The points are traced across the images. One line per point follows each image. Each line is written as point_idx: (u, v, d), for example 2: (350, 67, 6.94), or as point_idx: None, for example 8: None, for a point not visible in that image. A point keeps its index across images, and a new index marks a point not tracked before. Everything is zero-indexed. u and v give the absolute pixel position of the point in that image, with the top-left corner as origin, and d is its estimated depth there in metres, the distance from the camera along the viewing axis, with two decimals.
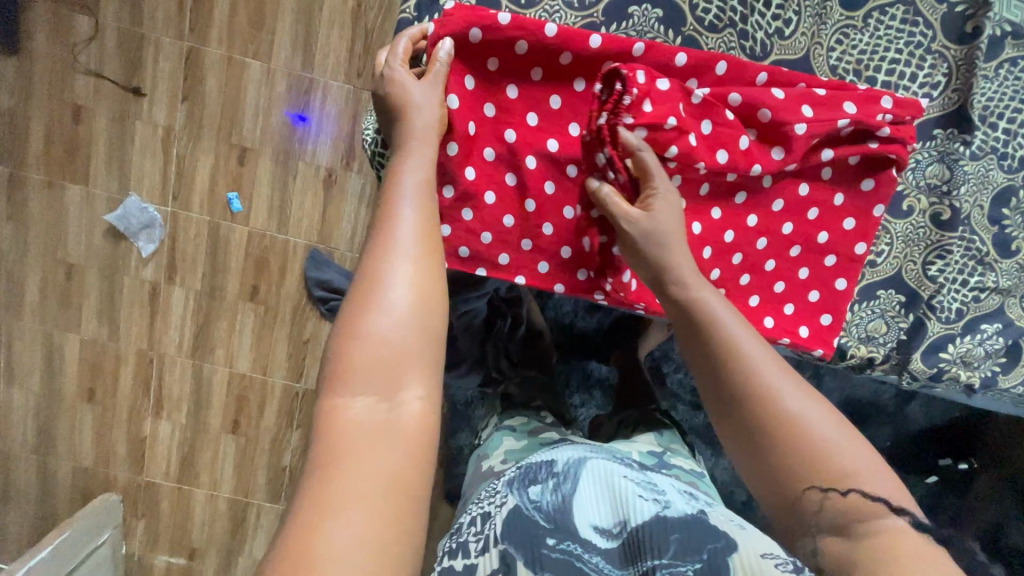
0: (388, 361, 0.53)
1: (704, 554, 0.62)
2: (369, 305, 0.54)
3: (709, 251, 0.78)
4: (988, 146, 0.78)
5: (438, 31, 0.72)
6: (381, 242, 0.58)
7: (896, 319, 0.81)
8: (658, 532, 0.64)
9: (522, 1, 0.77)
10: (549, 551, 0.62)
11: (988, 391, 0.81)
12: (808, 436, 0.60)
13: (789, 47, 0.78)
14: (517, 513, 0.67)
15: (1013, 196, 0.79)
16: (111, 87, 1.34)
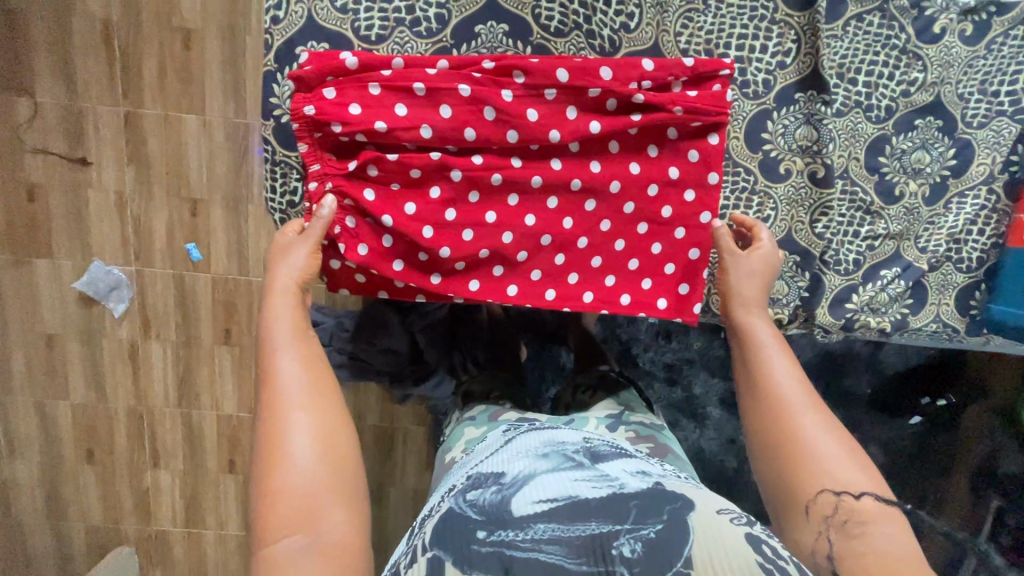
0: (303, 502, 0.63)
1: (664, 514, 0.63)
2: (276, 459, 0.65)
3: (583, 242, 0.86)
4: (850, 101, 0.81)
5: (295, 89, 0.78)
6: (270, 401, 0.70)
7: (795, 280, 0.84)
8: (615, 505, 0.64)
9: (373, 37, 0.82)
10: (480, 544, 0.62)
11: (902, 332, 0.84)
12: (806, 450, 0.68)
13: (636, 39, 0.81)
14: (452, 514, 0.67)
15: (887, 144, 0.81)
16: (59, 162, 1.40)
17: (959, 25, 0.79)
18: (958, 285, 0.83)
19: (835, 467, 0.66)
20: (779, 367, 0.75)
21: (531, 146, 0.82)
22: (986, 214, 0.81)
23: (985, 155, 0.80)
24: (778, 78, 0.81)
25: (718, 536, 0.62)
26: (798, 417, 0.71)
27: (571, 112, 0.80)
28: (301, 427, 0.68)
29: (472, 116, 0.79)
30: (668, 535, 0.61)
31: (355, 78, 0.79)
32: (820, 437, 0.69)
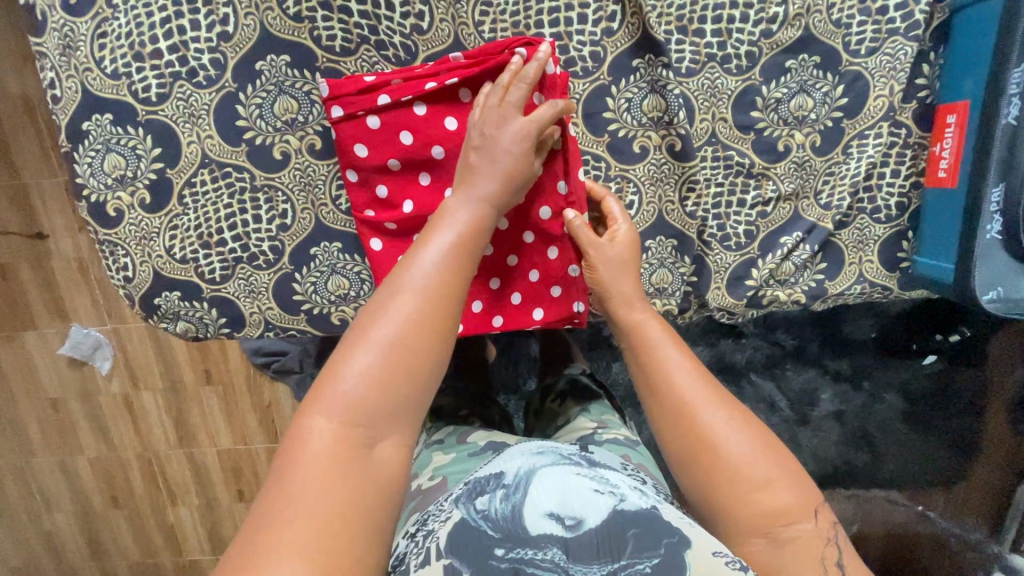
0: (362, 414, 0.52)
1: (663, 547, 0.55)
2: (340, 359, 0.54)
3: (512, 258, 0.73)
4: (701, 55, 0.68)
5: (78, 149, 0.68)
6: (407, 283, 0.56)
7: (679, 266, 0.74)
8: (621, 529, 0.56)
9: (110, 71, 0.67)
10: (497, 561, 0.54)
11: (823, 300, 0.75)
12: (720, 460, 0.61)
13: (434, 39, 0.70)
14: (463, 526, 0.58)
15: (757, 95, 0.69)
16: (19, 239, 1.46)
17: None
18: (880, 237, 0.74)
19: (766, 481, 0.60)
20: (680, 372, 0.66)
21: (426, 164, 0.70)
22: (898, 152, 0.72)
23: (881, 84, 0.69)
24: (607, 48, 0.69)
25: (719, 574, 0.55)
26: (710, 421, 0.63)
27: (448, 123, 0.68)
28: (386, 345, 0.54)
29: (379, 146, 0.69)
30: (669, 572, 0.54)
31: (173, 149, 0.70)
32: (732, 437, 0.62)
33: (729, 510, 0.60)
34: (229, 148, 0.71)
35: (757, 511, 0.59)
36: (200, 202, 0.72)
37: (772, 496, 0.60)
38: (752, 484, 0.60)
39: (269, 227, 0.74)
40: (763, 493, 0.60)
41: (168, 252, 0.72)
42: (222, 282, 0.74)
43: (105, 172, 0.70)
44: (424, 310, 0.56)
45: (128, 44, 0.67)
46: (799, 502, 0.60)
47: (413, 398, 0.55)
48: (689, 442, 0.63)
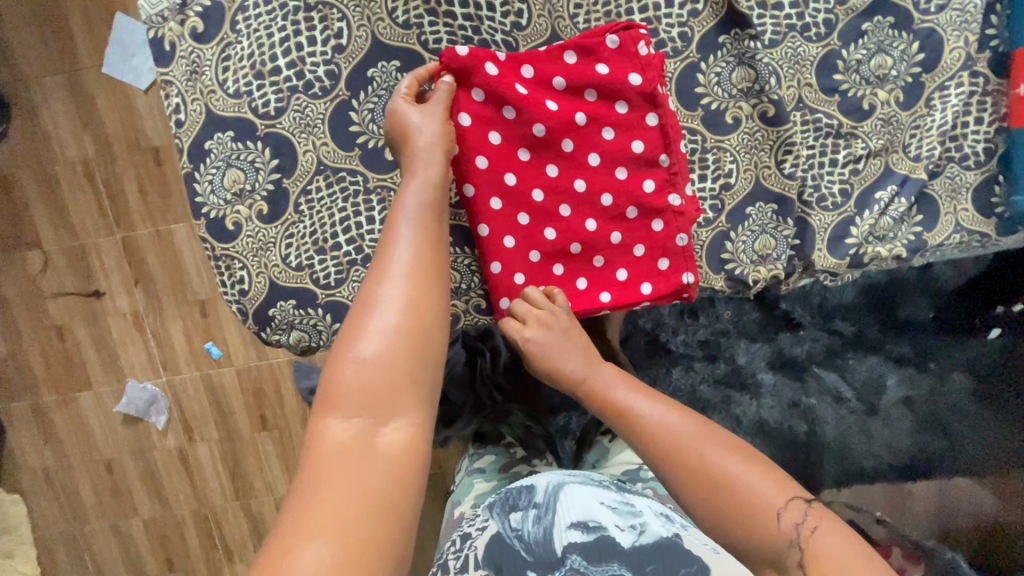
0: (374, 389, 0.53)
1: (681, 574, 0.66)
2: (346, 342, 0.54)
3: (614, 236, 0.67)
4: (782, 26, 0.64)
5: (195, 165, 0.63)
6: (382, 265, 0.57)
7: (780, 230, 0.69)
8: (638, 553, 0.68)
9: (229, 90, 0.61)
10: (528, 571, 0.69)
11: (922, 254, 0.71)
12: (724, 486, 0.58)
13: (532, 34, 0.63)
14: (497, 538, 0.73)
15: (838, 59, 0.65)
16: (77, 299, 1.48)
17: None
18: (972, 184, 0.69)
19: (760, 497, 0.57)
20: (651, 416, 0.64)
21: (529, 141, 0.64)
22: (979, 99, 0.67)
23: (959, 36, 0.65)
24: (695, 28, 0.64)
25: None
26: (696, 451, 0.61)
27: (550, 102, 0.63)
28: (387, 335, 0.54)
29: (481, 126, 0.62)
30: None
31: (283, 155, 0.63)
32: (721, 462, 0.59)
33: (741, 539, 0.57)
34: (344, 153, 0.63)
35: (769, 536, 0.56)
36: (317, 208, 0.64)
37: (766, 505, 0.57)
38: (747, 506, 0.57)
39: (385, 228, 0.65)
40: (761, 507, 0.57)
41: (283, 261, 0.65)
42: (335, 288, 0.66)
43: (224, 186, 0.63)
44: (436, 188, 0.60)
45: (249, 65, 0.61)
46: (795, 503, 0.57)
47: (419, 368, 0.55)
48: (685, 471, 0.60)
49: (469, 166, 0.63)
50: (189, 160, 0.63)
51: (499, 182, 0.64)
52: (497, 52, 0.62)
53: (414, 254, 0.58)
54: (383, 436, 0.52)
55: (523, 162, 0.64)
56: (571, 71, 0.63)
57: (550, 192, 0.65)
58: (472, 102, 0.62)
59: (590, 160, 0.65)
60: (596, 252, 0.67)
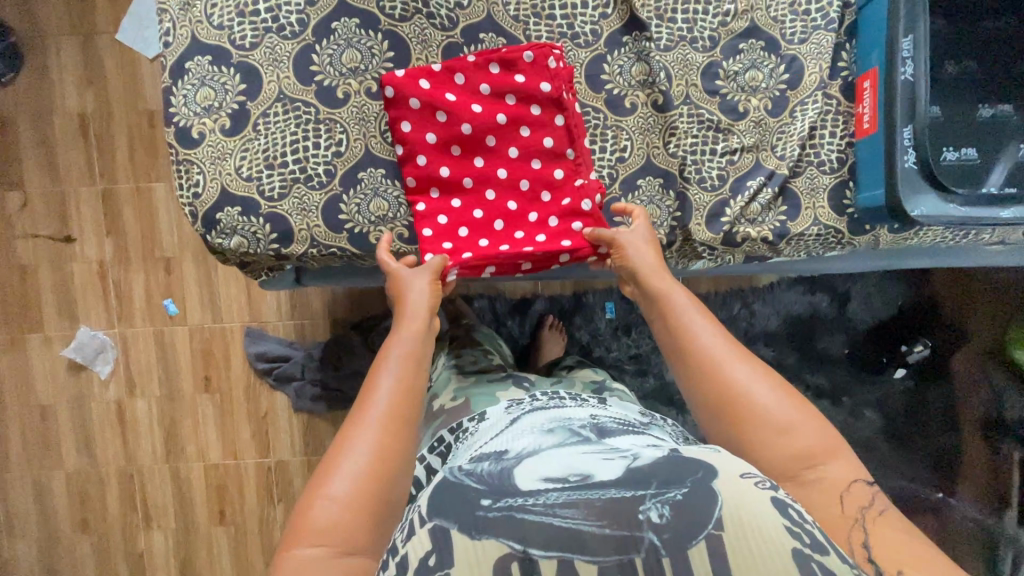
0: (341, 518, 0.58)
1: (687, 481, 0.58)
2: (330, 468, 0.61)
3: (532, 216, 0.79)
4: (675, 36, 0.79)
5: (172, 79, 0.74)
6: (363, 404, 0.66)
7: (664, 202, 0.81)
8: (638, 473, 0.58)
9: (215, 23, 0.74)
10: (487, 511, 0.57)
11: (787, 241, 0.84)
12: (751, 405, 0.66)
13: (471, 13, 0.76)
14: (445, 484, 0.61)
15: (720, 69, 0.80)
16: (47, 242, 1.55)
17: None
18: (827, 186, 0.83)
19: (792, 427, 0.65)
20: (704, 332, 0.71)
21: (460, 138, 0.76)
22: (832, 116, 0.82)
23: (816, 63, 0.81)
24: (604, 27, 0.78)
25: (749, 500, 0.56)
26: (733, 372, 0.68)
27: (476, 106, 0.76)
28: (357, 468, 0.61)
29: (419, 124, 0.75)
30: (696, 502, 0.56)
31: (250, 81, 0.74)
32: (760, 390, 0.67)
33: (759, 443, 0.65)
34: (302, 87, 0.75)
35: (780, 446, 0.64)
36: (272, 130, 0.75)
37: (796, 439, 0.64)
38: (778, 429, 0.65)
39: (329, 155, 0.76)
40: (792, 435, 0.65)
41: (236, 171, 0.75)
42: (278, 202, 0.76)
43: (196, 101, 0.74)
44: (423, 340, 0.71)
45: (235, 5, 0.74)
46: (821, 444, 0.64)
47: (384, 501, 0.61)
48: (719, 388, 0.68)
49: (410, 160, 0.76)
50: (169, 76, 0.74)
51: (435, 171, 0.77)
52: (433, 65, 0.75)
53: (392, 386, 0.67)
54: (344, 564, 0.57)
55: (455, 156, 0.77)
56: (495, 80, 0.76)
57: (478, 179, 0.78)
58: (411, 104, 0.74)
59: (511, 153, 0.77)
60: (518, 226, 0.79)
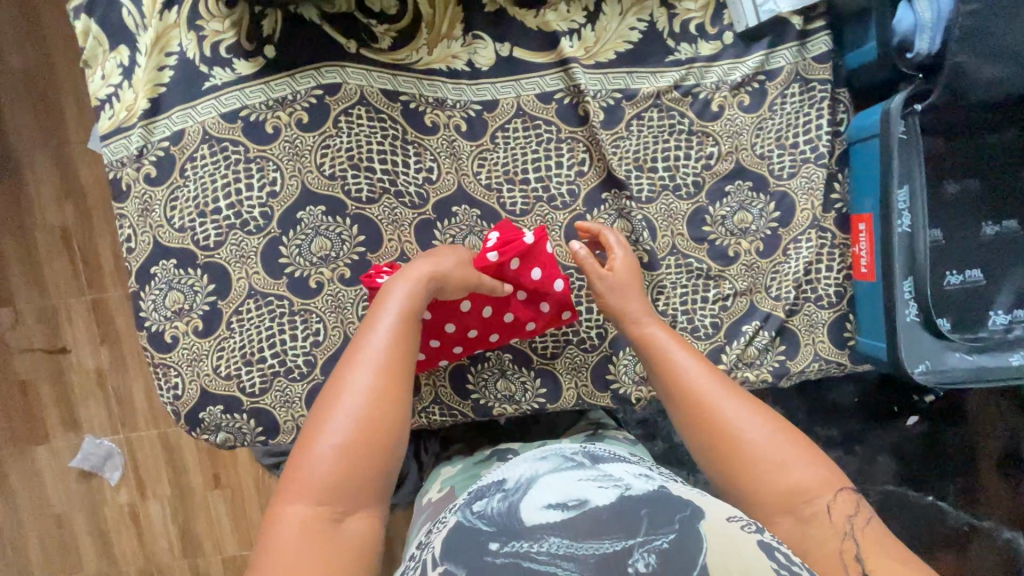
0: (337, 482, 0.52)
1: (676, 522, 0.45)
2: (320, 419, 0.54)
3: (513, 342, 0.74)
4: (657, 185, 0.75)
5: (139, 286, 0.72)
6: (353, 355, 0.57)
7: None
8: (623, 511, 0.46)
9: (175, 225, 0.71)
10: (494, 557, 0.44)
11: (788, 379, 0.80)
12: (742, 444, 0.57)
13: (441, 187, 0.73)
14: (456, 529, 0.48)
15: (706, 214, 0.76)
16: (43, 355, 1.54)
17: (734, 98, 0.75)
18: (826, 321, 0.79)
19: (783, 459, 0.55)
20: (680, 357, 0.64)
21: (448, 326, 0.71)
22: (828, 251, 0.78)
23: (807, 199, 0.77)
24: (580, 185, 0.74)
25: (737, 549, 0.44)
26: (717, 406, 0.60)
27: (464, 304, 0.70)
28: (346, 426, 0.53)
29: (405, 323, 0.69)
30: (684, 550, 0.43)
31: (219, 280, 0.72)
32: (749, 422, 0.58)
33: (755, 484, 0.55)
34: (272, 280, 0.72)
35: (775, 486, 0.54)
36: (247, 326, 0.73)
37: (788, 464, 0.55)
38: (767, 463, 0.55)
39: (306, 344, 0.74)
40: (783, 458, 0.56)
41: (214, 371, 0.73)
42: (260, 396, 0.74)
43: (165, 304, 0.72)
44: (418, 294, 0.61)
45: (195, 204, 0.71)
46: (818, 476, 0.54)
47: (380, 467, 0.54)
48: (702, 428, 0.59)
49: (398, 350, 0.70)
50: (135, 281, 0.72)
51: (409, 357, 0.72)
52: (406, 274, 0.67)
53: (386, 342, 0.58)
54: (341, 529, 0.51)
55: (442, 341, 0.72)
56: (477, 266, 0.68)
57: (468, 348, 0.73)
58: None
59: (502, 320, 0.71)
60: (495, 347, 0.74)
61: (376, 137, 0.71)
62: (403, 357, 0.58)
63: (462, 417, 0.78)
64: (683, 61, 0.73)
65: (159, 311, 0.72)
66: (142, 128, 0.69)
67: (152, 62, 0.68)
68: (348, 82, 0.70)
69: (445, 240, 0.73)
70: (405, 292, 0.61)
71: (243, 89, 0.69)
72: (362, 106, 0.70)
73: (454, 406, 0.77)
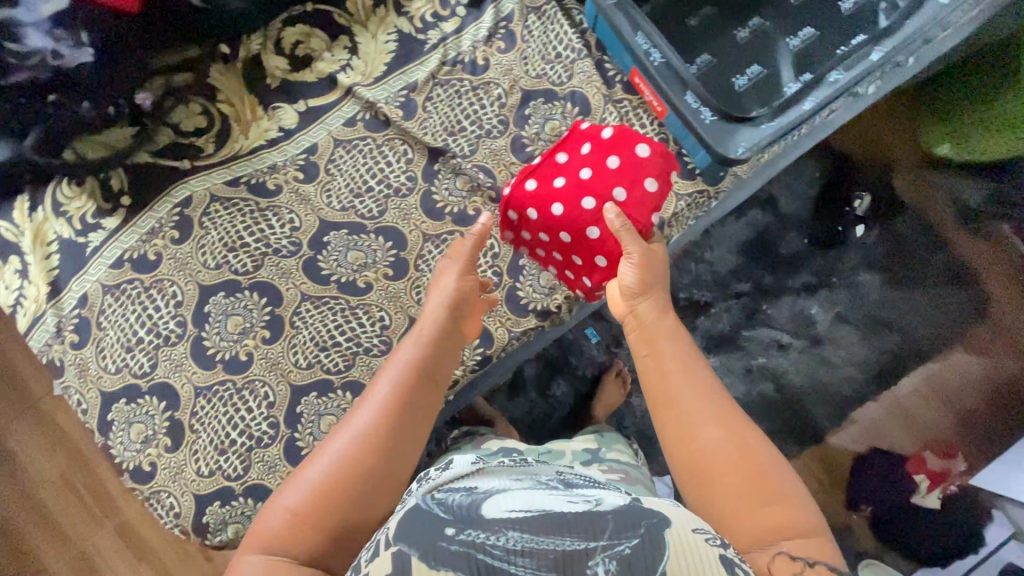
0: (293, 534, 0.54)
1: (641, 527, 0.47)
2: (298, 475, 0.59)
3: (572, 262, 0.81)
4: (472, 138, 0.88)
5: (104, 435, 0.80)
6: (346, 418, 0.63)
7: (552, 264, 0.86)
8: (590, 516, 0.48)
9: (111, 369, 0.80)
10: (449, 542, 0.45)
11: (671, 225, 0.87)
12: (711, 445, 0.58)
13: (306, 228, 0.85)
14: (416, 509, 0.49)
15: (523, 138, 0.89)
16: None
17: (492, 47, 0.90)
18: None
19: (744, 463, 0.56)
20: (672, 359, 0.65)
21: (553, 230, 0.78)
22: (633, 113, 0.90)
23: (592, 85, 0.90)
24: (414, 168, 0.86)
25: (696, 557, 0.46)
26: (691, 401, 0.61)
27: (558, 207, 0.76)
28: (315, 483, 0.57)
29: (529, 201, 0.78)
30: (646, 555, 0.45)
31: (166, 394, 0.80)
32: (719, 425, 0.59)
33: (711, 480, 0.56)
34: (209, 373, 0.81)
35: (726, 483, 0.55)
36: (207, 421, 0.81)
37: (780, 524, 0.52)
38: (726, 462, 0.56)
39: (263, 410, 0.81)
40: (778, 512, 0.53)
41: (197, 474, 0.80)
42: (246, 475, 0.80)
43: (132, 440, 0.80)
44: (422, 355, 0.68)
45: (119, 345, 0.81)
46: (777, 492, 0.54)
47: (342, 521, 0.56)
48: (672, 418, 0.61)
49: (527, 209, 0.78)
50: (101, 433, 0.80)
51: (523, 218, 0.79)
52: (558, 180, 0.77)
53: (375, 408, 0.63)
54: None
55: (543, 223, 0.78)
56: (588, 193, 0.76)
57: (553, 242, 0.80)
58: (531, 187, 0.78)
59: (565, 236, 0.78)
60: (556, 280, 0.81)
61: (237, 219, 0.84)
62: (391, 424, 0.62)
63: None
64: (438, 43, 0.89)
65: (128, 448, 0.80)
66: (54, 308, 0.81)
67: (40, 254, 0.81)
68: (196, 191, 0.84)
69: (331, 265, 0.84)
70: (405, 357, 0.68)
71: (118, 238, 0.82)
72: (215, 202, 0.84)
73: None
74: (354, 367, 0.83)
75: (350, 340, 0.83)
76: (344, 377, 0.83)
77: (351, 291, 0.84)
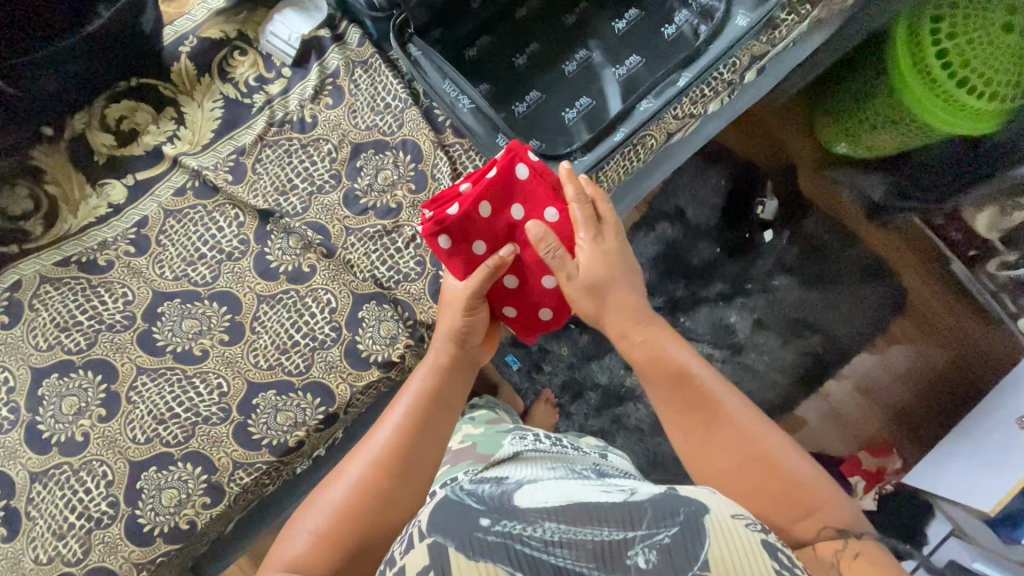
0: (319, 549, 0.54)
1: (679, 515, 0.48)
2: (317, 494, 0.59)
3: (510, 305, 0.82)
4: (304, 196, 0.88)
5: None
6: (363, 440, 0.63)
7: (392, 314, 0.86)
8: (626, 506, 0.50)
9: None
10: (485, 533, 0.47)
11: None
12: (737, 438, 0.58)
13: (140, 301, 0.85)
14: (447, 500, 0.51)
15: (355, 191, 0.89)
16: None
17: (319, 104, 0.91)
18: None
19: (773, 453, 0.57)
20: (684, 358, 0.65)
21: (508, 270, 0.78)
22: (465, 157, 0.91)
23: (421, 132, 0.89)
24: (246, 232, 0.87)
25: (735, 542, 0.46)
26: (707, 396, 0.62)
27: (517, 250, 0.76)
28: (329, 504, 0.57)
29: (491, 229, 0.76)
30: (686, 543, 0.46)
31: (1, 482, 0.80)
32: (741, 415, 0.60)
33: (745, 480, 0.57)
34: (44, 457, 0.80)
35: (762, 480, 0.56)
36: (44, 507, 0.79)
37: (820, 526, 0.53)
38: (756, 456, 0.57)
39: (101, 489, 0.80)
40: (814, 517, 0.54)
41: (36, 561, 0.78)
42: (86, 558, 0.79)
43: None
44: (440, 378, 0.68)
45: None
46: (805, 481, 0.55)
47: (359, 538, 0.55)
48: (699, 418, 0.61)
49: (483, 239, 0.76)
50: None
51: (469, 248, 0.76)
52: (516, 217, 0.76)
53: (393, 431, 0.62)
54: None
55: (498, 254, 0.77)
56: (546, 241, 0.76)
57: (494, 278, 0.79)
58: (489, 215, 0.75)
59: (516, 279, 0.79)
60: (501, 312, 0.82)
61: (67, 298, 0.84)
62: (410, 445, 0.61)
63: (268, 466, 0.82)
64: (264, 105, 0.90)
65: None
66: None
67: None
68: (26, 273, 0.84)
69: (166, 336, 0.84)
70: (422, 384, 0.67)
71: None
72: (44, 283, 0.84)
73: (254, 461, 0.82)
74: (194, 437, 0.82)
75: (188, 410, 0.82)
76: (184, 449, 0.81)
77: (187, 361, 0.84)
